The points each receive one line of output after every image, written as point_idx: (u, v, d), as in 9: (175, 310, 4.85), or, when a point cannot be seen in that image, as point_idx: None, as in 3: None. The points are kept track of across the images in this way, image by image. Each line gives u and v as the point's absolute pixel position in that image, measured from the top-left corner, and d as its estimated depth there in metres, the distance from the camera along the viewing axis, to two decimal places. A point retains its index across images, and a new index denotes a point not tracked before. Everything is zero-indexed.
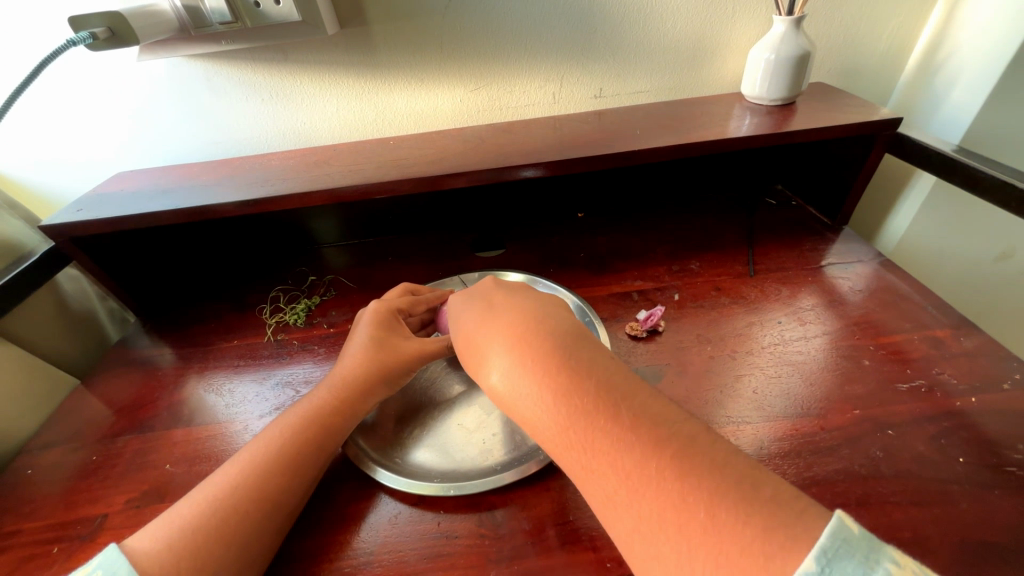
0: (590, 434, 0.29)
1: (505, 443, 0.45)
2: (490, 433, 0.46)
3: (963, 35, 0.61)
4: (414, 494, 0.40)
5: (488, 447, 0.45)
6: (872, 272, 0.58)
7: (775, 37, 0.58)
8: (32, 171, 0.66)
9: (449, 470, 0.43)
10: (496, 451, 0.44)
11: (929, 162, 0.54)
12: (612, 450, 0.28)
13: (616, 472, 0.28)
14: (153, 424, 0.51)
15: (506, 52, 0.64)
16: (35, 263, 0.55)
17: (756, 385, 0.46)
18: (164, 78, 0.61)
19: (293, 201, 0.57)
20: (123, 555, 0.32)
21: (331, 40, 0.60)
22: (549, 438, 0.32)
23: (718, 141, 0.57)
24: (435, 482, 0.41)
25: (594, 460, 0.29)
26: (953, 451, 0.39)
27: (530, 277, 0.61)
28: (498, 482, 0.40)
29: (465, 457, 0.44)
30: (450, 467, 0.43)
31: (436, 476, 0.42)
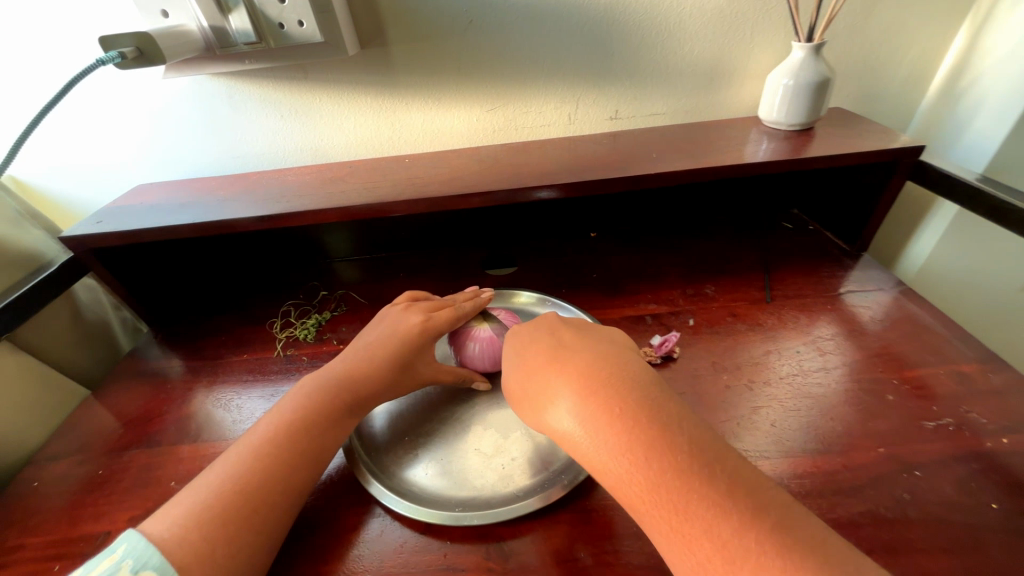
0: (672, 493, 0.29)
1: (525, 469, 0.43)
2: (508, 459, 0.44)
3: (987, 62, 0.60)
4: (423, 521, 0.39)
5: (507, 474, 0.43)
6: (893, 301, 0.56)
7: (794, 63, 0.58)
8: (55, 182, 0.67)
9: (468, 497, 0.41)
10: (514, 478, 0.42)
11: (952, 191, 0.53)
12: (688, 506, 0.29)
13: (704, 536, 0.28)
14: (160, 439, 0.50)
15: (523, 74, 0.65)
16: (54, 274, 0.56)
17: (775, 418, 0.44)
18: (187, 95, 0.62)
19: (307, 217, 0.57)
20: (150, 545, 0.33)
21: (351, 60, 0.61)
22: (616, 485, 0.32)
23: (735, 166, 0.56)
24: (454, 511, 0.40)
25: (674, 517, 0.29)
26: (984, 495, 0.37)
27: (543, 297, 0.60)
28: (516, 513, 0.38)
29: (484, 483, 0.42)
30: (469, 494, 0.42)
31: (456, 505, 0.41)
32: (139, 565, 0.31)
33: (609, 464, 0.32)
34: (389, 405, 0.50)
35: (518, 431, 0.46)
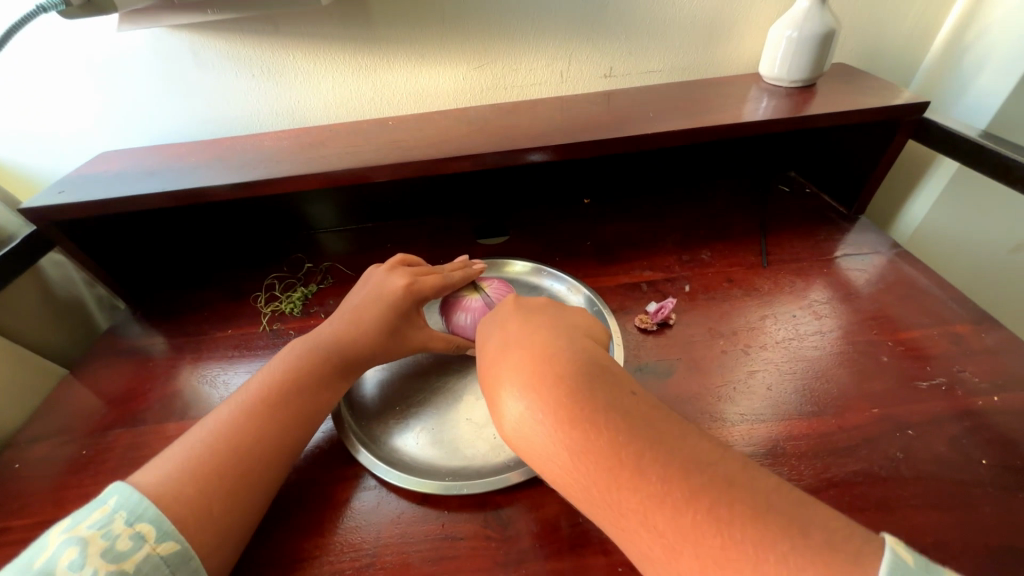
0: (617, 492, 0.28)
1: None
2: None
3: (995, 14, 0.57)
4: (421, 492, 0.39)
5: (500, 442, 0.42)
6: (888, 263, 0.56)
7: (798, 13, 0.55)
8: (10, 150, 0.62)
9: (461, 467, 0.41)
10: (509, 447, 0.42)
11: (954, 149, 0.52)
12: (638, 503, 0.27)
13: (648, 532, 0.27)
14: (145, 417, 0.49)
15: (511, 27, 0.60)
16: (17, 248, 0.53)
17: (770, 382, 0.44)
18: (147, 52, 0.57)
19: (286, 185, 0.54)
20: (143, 498, 0.32)
21: (325, 12, 0.57)
22: (564, 482, 0.31)
23: (734, 126, 0.54)
24: (446, 481, 0.39)
25: (620, 514, 0.28)
26: (975, 452, 0.38)
27: (538, 266, 0.59)
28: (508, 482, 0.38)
29: (476, 452, 0.42)
30: (461, 464, 0.41)
31: (449, 475, 0.40)
32: (133, 519, 0.31)
33: (557, 464, 0.31)
34: (382, 373, 0.49)
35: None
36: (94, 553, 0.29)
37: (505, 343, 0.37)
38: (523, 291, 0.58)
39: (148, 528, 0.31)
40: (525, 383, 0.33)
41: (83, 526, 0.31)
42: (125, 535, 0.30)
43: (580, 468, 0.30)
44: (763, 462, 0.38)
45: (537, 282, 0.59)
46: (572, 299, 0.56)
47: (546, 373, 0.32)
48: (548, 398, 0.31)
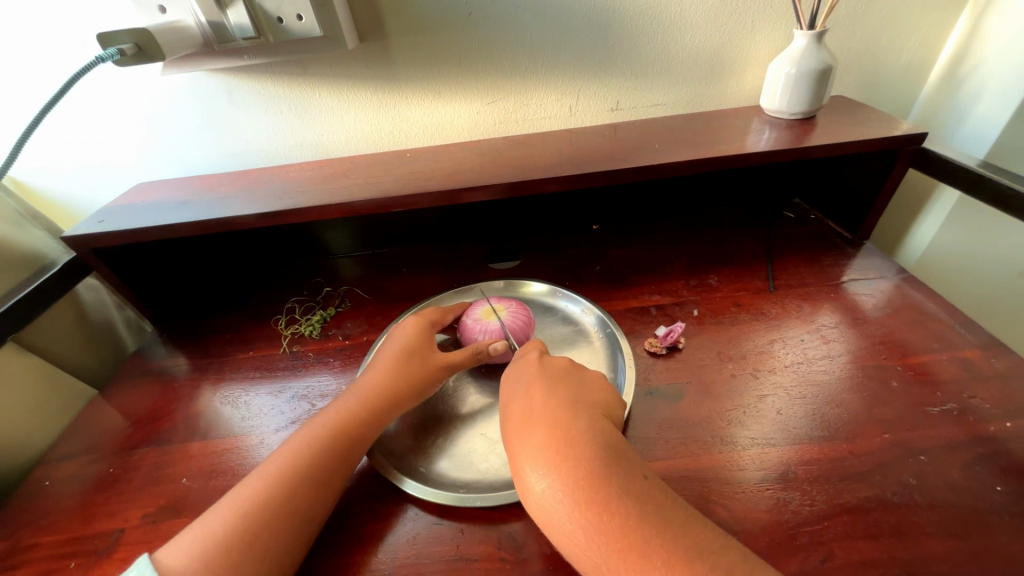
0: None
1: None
2: None
3: (987, 49, 0.60)
4: (436, 505, 0.40)
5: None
6: (895, 289, 0.56)
7: (796, 51, 0.58)
8: (54, 182, 0.67)
9: (474, 480, 0.42)
10: None
11: (956, 178, 0.53)
12: None
13: None
14: (169, 437, 0.51)
15: (522, 66, 0.64)
16: (57, 274, 0.56)
17: (780, 406, 0.45)
18: (184, 91, 0.61)
19: (310, 214, 0.57)
20: (152, 570, 0.34)
21: (351, 55, 0.61)
22: (582, 560, 0.31)
23: (737, 156, 0.56)
24: (460, 493, 0.41)
25: None
26: (989, 478, 0.38)
27: (554, 288, 0.61)
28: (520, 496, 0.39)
29: (489, 466, 0.43)
30: (475, 477, 0.43)
31: (462, 487, 0.42)
32: None
33: (578, 538, 0.31)
34: None
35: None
36: None
37: (530, 410, 0.38)
38: (538, 312, 0.60)
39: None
40: (552, 454, 0.34)
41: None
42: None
43: (603, 544, 0.30)
44: (774, 487, 0.39)
45: (551, 303, 0.61)
46: (586, 321, 0.58)
47: (575, 443, 0.34)
48: (575, 468, 0.33)
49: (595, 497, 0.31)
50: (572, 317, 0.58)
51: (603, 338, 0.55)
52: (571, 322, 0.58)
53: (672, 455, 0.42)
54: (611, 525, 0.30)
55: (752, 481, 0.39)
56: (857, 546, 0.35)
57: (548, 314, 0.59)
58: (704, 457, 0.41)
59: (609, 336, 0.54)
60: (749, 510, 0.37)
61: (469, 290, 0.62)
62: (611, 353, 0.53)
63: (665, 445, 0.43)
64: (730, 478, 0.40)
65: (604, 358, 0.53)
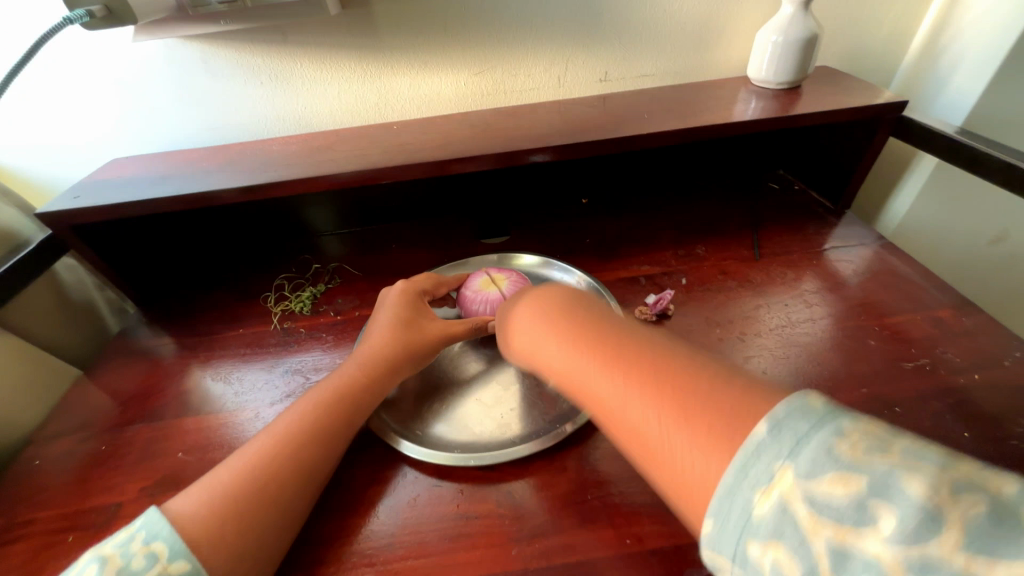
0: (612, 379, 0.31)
1: (522, 417, 0.45)
2: (509, 409, 0.46)
3: (968, 18, 0.61)
4: (433, 466, 0.41)
5: (506, 422, 0.45)
6: (874, 255, 0.58)
7: (782, 19, 0.58)
8: (22, 158, 0.64)
9: (469, 442, 0.43)
10: (513, 425, 0.44)
11: (933, 144, 0.54)
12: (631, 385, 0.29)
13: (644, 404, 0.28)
14: (162, 413, 0.50)
15: (511, 35, 0.63)
16: (34, 251, 0.54)
17: (764, 366, 0.47)
18: (158, 60, 0.59)
19: (296, 187, 0.56)
20: (162, 518, 0.33)
21: (333, 21, 0.59)
22: (566, 379, 0.34)
23: (725, 125, 0.57)
24: (455, 453, 0.42)
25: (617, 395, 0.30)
26: (957, 425, 0.40)
27: (546, 260, 0.62)
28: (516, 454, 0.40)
29: (483, 430, 0.44)
30: (469, 439, 0.44)
31: (456, 449, 0.43)
32: (150, 538, 0.31)
33: (559, 357, 0.35)
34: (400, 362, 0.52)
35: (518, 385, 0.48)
36: (109, 571, 0.29)
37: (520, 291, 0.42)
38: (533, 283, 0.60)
39: (161, 547, 0.31)
40: (536, 309, 0.38)
41: (108, 544, 0.31)
42: (141, 554, 0.30)
43: (576, 351, 0.33)
44: None
45: (546, 275, 0.61)
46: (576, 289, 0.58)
47: (552, 296, 0.38)
48: (552, 308, 0.37)
49: (569, 328, 0.35)
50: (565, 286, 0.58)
51: None
52: None
53: None
54: (584, 342, 0.33)
55: None
56: None
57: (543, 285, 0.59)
58: None
59: None
60: None
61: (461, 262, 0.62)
62: None
63: None
64: None
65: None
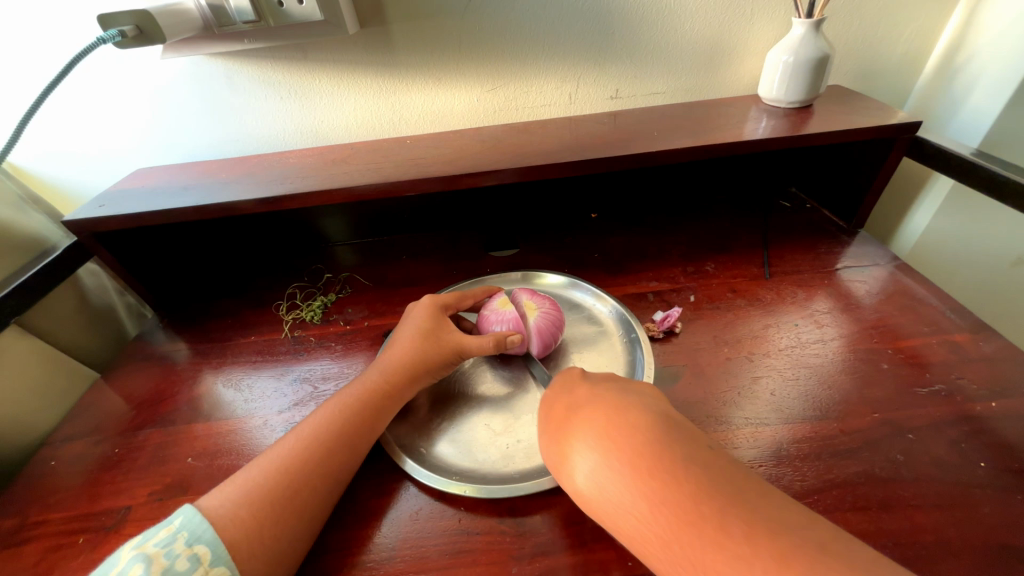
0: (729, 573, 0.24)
1: (527, 453, 0.43)
2: (515, 439, 0.45)
3: (983, 38, 0.60)
4: (433, 488, 0.41)
5: (510, 454, 0.44)
6: (888, 276, 0.57)
7: (794, 40, 0.58)
8: (53, 167, 0.67)
9: (470, 469, 0.43)
10: (516, 458, 0.43)
11: (948, 165, 0.54)
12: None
13: None
14: (174, 418, 0.51)
15: (524, 53, 0.64)
16: (60, 258, 0.56)
17: (774, 388, 0.46)
18: (184, 76, 0.61)
19: (311, 199, 0.57)
20: (204, 520, 0.34)
21: (351, 40, 0.61)
22: (649, 544, 0.29)
23: (736, 143, 0.57)
24: (456, 480, 0.41)
25: None
26: (974, 455, 0.39)
27: (575, 282, 0.60)
28: (527, 489, 0.39)
29: (486, 458, 0.43)
30: (472, 466, 0.43)
31: (456, 475, 0.42)
32: (193, 540, 0.32)
33: (634, 514, 0.29)
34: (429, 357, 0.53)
35: (530, 415, 0.47)
36: (155, 572, 0.30)
37: (575, 408, 0.36)
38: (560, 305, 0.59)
39: (204, 551, 0.32)
40: (605, 448, 0.32)
41: (150, 544, 0.32)
42: (185, 557, 0.31)
43: (672, 526, 0.27)
44: (766, 464, 0.40)
45: (575, 299, 0.60)
46: (600, 310, 0.57)
47: (609, 420, 0.33)
48: (611, 441, 0.32)
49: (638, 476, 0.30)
50: (592, 314, 0.57)
51: (624, 342, 0.53)
52: (593, 321, 0.57)
53: None
54: (662, 499, 0.28)
55: (746, 458, 0.40)
56: (845, 517, 0.36)
57: (570, 310, 0.58)
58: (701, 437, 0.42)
59: (631, 341, 0.52)
60: None
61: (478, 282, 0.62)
62: (631, 357, 0.51)
63: None
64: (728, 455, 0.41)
65: (622, 349, 0.53)
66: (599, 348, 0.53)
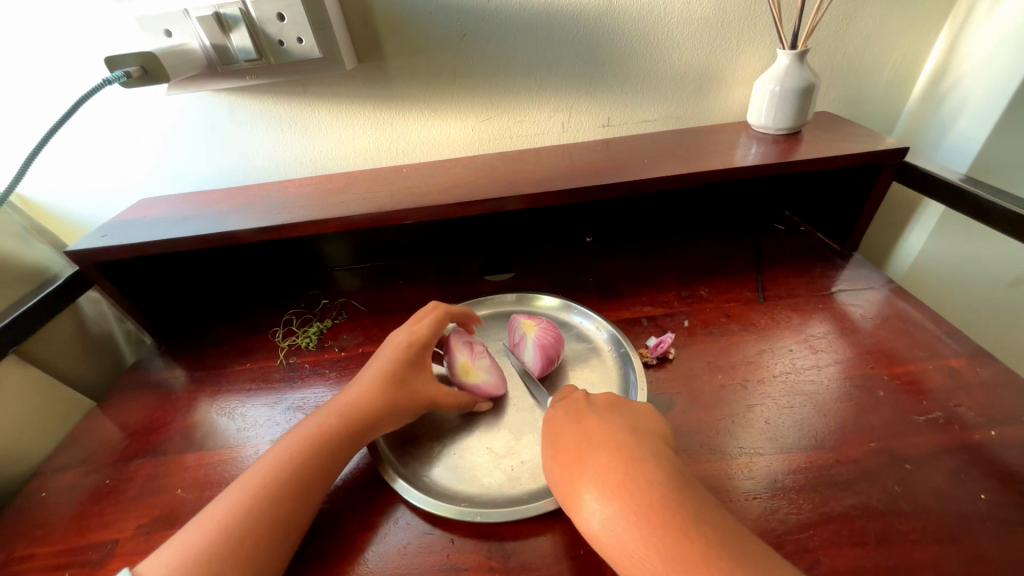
0: None
1: (533, 473, 0.44)
2: (518, 461, 0.45)
3: (966, 65, 0.62)
4: (437, 516, 0.41)
5: (515, 475, 0.44)
6: (883, 299, 0.57)
7: (779, 70, 0.60)
8: (60, 198, 0.69)
9: (477, 494, 0.43)
10: (523, 480, 0.43)
11: (936, 189, 0.54)
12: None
13: None
14: (165, 448, 0.51)
15: (516, 85, 0.66)
16: (62, 287, 0.57)
17: (769, 415, 0.45)
18: (187, 110, 0.63)
19: (308, 228, 0.58)
20: None
21: (350, 74, 0.63)
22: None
23: (725, 170, 0.58)
24: (463, 507, 0.41)
25: None
26: (974, 486, 0.38)
27: (565, 303, 0.61)
28: (534, 512, 0.39)
29: (492, 482, 0.44)
30: (478, 491, 0.43)
31: (464, 501, 0.42)
32: None
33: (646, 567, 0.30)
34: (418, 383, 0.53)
35: (531, 434, 0.47)
36: None
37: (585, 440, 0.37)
38: None
39: None
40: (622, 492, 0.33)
41: None
42: None
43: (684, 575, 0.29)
44: (764, 496, 0.39)
45: (565, 319, 0.60)
46: (595, 334, 0.58)
47: (626, 469, 0.34)
48: (629, 492, 0.33)
49: (653, 531, 0.31)
50: (583, 333, 0.58)
51: (617, 357, 0.54)
52: (584, 339, 0.57)
53: None
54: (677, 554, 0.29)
55: (742, 489, 0.40)
56: (843, 552, 0.35)
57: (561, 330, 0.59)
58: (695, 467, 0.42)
59: (623, 356, 0.53)
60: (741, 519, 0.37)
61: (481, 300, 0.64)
62: (625, 373, 0.52)
63: None
64: (723, 486, 0.40)
65: (615, 373, 0.53)
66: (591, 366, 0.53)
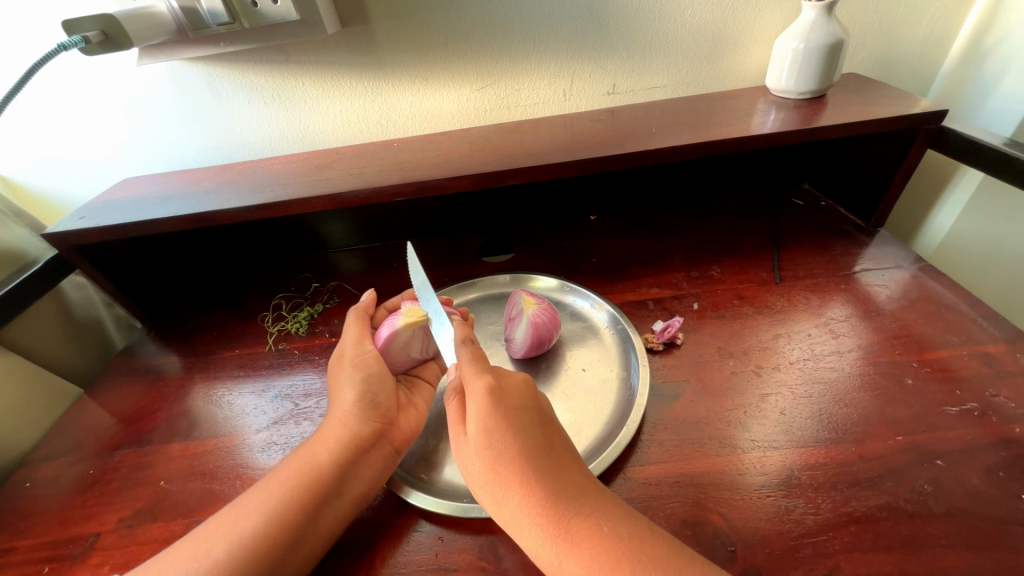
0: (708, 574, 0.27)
1: None
2: None
3: (1016, 17, 0.55)
4: (436, 515, 0.38)
5: None
6: (911, 278, 0.53)
7: (804, 25, 0.54)
8: (44, 178, 0.67)
9: None
10: None
11: (978, 158, 0.49)
12: None
13: None
14: (151, 438, 0.50)
15: (512, 48, 0.61)
16: (40, 271, 0.55)
17: (784, 405, 0.42)
18: (163, 82, 0.60)
19: (292, 207, 0.55)
20: None
21: (332, 40, 0.58)
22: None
23: (741, 138, 0.53)
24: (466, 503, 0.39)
25: None
26: (1014, 486, 0.35)
27: (564, 283, 0.58)
28: None
29: None
30: None
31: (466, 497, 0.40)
32: None
33: (546, 554, 0.30)
34: (435, 432, 0.46)
35: None
36: None
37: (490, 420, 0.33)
38: None
39: None
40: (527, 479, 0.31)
41: None
42: None
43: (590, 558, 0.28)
44: (778, 494, 0.36)
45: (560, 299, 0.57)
46: (596, 317, 0.54)
47: (528, 456, 0.32)
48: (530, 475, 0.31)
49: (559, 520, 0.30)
50: (579, 312, 0.55)
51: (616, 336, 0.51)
52: (580, 318, 0.55)
53: (666, 456, 0.39)
54: (597, 537, 0.29)
55: (753, 487, 0.37)
56: (865, 558, 0.32)
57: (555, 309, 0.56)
58: (702, 461, 0.39)
59: (623, 335, 0.50)
60: (751, 519, 0.35)
61: (469, 284, 0.60)
62: (625, 355, 0.49)
63: (659, 448, 0.40)
64: (731, 482, 0.37)
65: (617, 358, 0.49)
66: (589, 346, 0.51)
